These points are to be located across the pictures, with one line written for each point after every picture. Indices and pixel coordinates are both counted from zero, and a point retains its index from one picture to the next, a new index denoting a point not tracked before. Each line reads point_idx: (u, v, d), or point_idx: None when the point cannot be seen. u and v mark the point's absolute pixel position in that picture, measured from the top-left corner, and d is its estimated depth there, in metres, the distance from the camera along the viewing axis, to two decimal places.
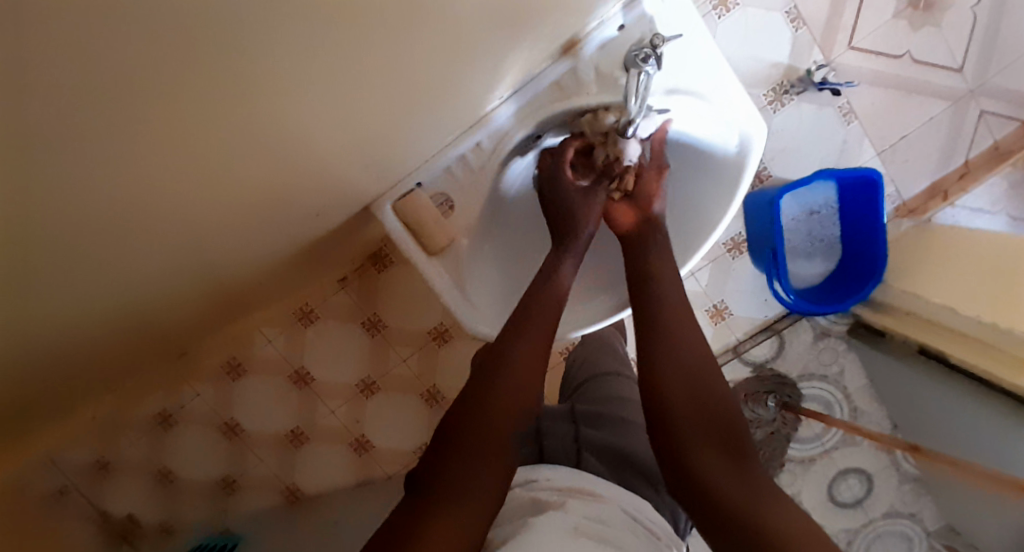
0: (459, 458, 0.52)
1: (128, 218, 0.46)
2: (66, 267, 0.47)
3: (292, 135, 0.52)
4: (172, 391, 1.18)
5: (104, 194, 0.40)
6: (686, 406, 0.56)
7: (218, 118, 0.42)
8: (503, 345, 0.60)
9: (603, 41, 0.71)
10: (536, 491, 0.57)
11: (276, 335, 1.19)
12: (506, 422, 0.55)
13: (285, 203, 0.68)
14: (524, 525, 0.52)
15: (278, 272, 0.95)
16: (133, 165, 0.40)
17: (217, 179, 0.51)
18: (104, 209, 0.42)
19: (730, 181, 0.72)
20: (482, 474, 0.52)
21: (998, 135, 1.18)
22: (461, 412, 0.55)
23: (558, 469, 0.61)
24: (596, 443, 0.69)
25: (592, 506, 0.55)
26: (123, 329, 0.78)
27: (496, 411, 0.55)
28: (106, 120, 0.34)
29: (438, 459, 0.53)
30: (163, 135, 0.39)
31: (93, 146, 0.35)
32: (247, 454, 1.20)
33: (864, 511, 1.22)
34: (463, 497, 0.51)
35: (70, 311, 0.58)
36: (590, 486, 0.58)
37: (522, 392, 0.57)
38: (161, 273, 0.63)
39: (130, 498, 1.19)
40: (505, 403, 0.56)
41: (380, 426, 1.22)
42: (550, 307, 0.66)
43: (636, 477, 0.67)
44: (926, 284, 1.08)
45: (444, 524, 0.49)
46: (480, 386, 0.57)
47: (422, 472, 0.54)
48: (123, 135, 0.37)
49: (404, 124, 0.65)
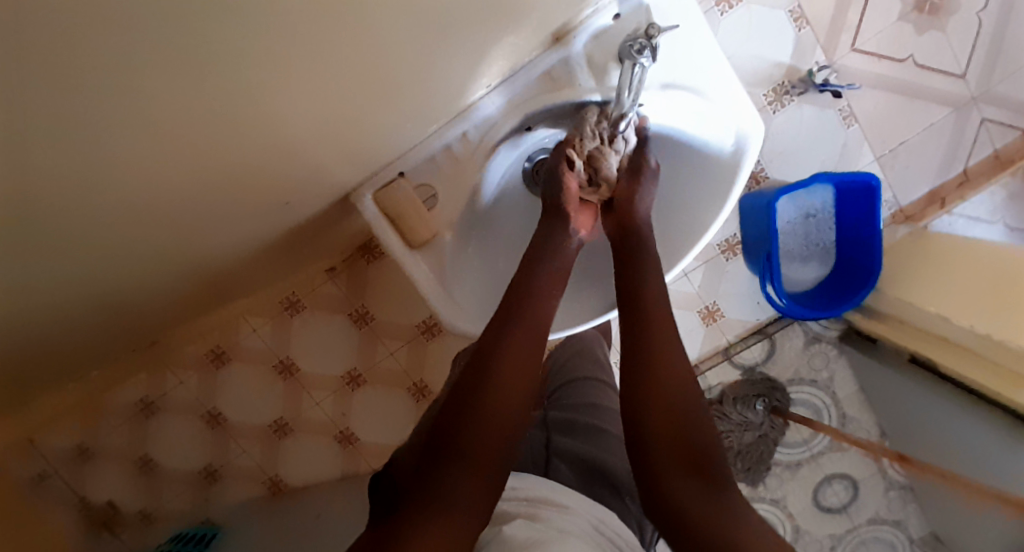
0: (450, 466, 0.51)
1: (100, 205, 0.45)
2: (29, 249, 0.45)
3: (274, 124, 0.50)
4: (155, 377, 1.16)
5: (77, 178, 0.39)
6: (661, 421, 0.54)
7: (194, 108, 0.40)
8: (492, 345, 0.58)
9: (596, 30, 0.67)
10: (504, 502, 0.56)
11: (262, 325, 1.17)
12: (501, 428, 0.53)
13: (268, 193, 0.66)
14: (491, 535, 0.51)
15: (263, 259, 0.92)
16: (104, 148, 0.38)
17: (197, 168, 0.49)
18: (72, 192, 0.41)
19: (723, 182, 0.70)
20: (470, 479, 0.51)
21: (999, 144, 1.17)
22: (447, 413, 0.54)
23: (530, 479, 0.61)
24: (569, 453, 0.72)
25: (559, 516, 0.54)
26: (99, 317, 0.76)
27: (491, 416, 0.53)
28: (70, 101, 0.32)
29: (429, 464, 0.51)
30: (138, 120, 0.38)
31: (61, 128, 0.34)
32: (230, 444, 1.19)
33: (849, 518, 1.21)
34: (453, 504, 0.49)
35: (41, 296, 0.56)
36: (559, 497, 0.58)
37: (514, 391, 0.55)
38: (138, 260, 0.62)
39: (110, 484, 1.16)
40: (494, 406, 0.54)
41: (366, 420, 1.20)
42: (539, 302, 0.64)
43: (605, 487, 0.68)
44: (922, 294, 1.05)
45: (434, 531, 0.47)
46: (471, 383, 0.55)
47: (411, 477, 0.52)
48: (92, 119, 0.35)
49: (393, 114, 0.63)
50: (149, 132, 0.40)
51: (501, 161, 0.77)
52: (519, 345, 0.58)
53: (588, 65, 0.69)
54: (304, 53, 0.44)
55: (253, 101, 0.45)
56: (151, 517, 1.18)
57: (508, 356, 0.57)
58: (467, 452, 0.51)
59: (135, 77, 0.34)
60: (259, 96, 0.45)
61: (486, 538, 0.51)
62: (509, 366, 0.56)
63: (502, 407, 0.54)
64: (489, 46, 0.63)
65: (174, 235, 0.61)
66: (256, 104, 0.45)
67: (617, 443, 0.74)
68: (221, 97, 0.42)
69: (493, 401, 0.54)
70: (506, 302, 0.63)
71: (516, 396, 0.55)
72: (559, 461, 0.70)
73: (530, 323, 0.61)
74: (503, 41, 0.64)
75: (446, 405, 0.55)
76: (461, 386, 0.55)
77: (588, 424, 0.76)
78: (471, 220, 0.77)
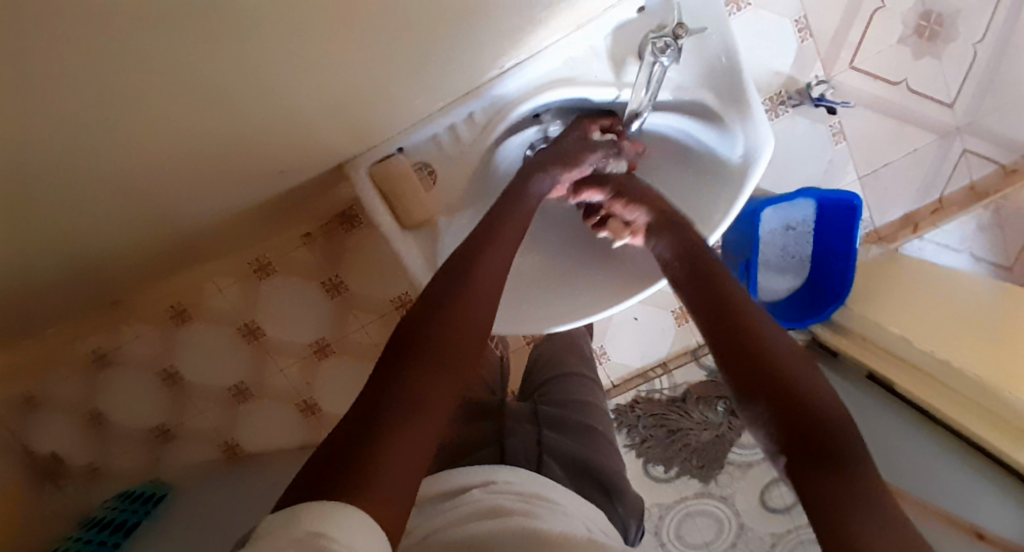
0: (419, 375, 0.47)
1: (80, 141, 0.42)
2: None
3: (264, 81, 0.48)
4: (110, 330, 1.11)
5: (50, 114, 0.37)
6: (773, 401, 0.49)
7: (177, 47, 0.38)
8: (451, 279, 0.57)
9: (621, 22, 0.66)
10: (496, 494, 0.55)
11: (228, 285, 1.12)
12: (465, 345, 0.52)
13: (256, 155, 0.63)
14: (489, 527, 0.49)
15: (241, 221, 0.89)
16: (77, 86, 0.36)
17: (185, 114, 0.46)
18: (47, 123, 0.38)
19: (730, 188, 0.68)
20: (439, 387, 0.47)
21: (976, 175, 1.20)
22: (411, 329, 0.51)
23: (515, 471, 0.60)
24: (558, 450, 0.70)
25: (551, 512, 0.54)
26: (61, 271, 0.71)
27: (455, 332, 0.52)
28: (37, 32, 0.30)
29: (394, 374, 0.47)
30: (128, 53, 0.35)
31: (43, 53, 0.31)
32: (186, 404, 1.15)
33: (792, 517, 1.18)
34: (421, 415, 0.45)
35: (6, 238, 0.52)
36: (547, 492, 0.58)
37: (479, 312, 0.55)
38: (110, 211, 0.58)
39: (57, 436, 1.11)
40: (461, 321, 0.53)
41: (329, 391, 1.18)
42: (509, 245, 0.63)
43: (593, 486, 0.67)
44: (881, 310, 1.09)
45: (403, 440, 0.43)
46: (435, 301, 0.54)
47: (373, 388, 0.47)
48: (64, 54, 0.32)
49: (396, 82, 0.60)
50: (133, 71, 0.37)
51: (516, 140, 0.77)
52: (484, 275, 0.58)
53: (607, 57, 0.68)
54: (300, 13, 0.42)
55: (252, 49, 0.42)
56: (99, 473, 1.13)
57: (463, 306, 0.54)
58: (420, 379, 0.47)
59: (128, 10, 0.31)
60: (261, 42, 0.42)
61: (479, 529, 0.49)
62: (465, 319, 0.53)
63: (466, 323, 0.53)
64: (508, 23, 0.60)
65: (155, 185, 0.57)
66: (255, 51, 0.43)
67: (600, 444, 0.76)
68: (222, 41, 0.40)
69: (458, 316, 0.53)
70: (482, 227, 0.64)
71: (478, 318, 0.54)
72: (551, 459, 0.68)
73: (495, 250, 0.61)
74: (522, 22, 0.61)
75: (412, 322, 0.52)
76: (421, 310, 0.53)
77: (575, 421, 0.77)
78: (480, 184, 0.77)
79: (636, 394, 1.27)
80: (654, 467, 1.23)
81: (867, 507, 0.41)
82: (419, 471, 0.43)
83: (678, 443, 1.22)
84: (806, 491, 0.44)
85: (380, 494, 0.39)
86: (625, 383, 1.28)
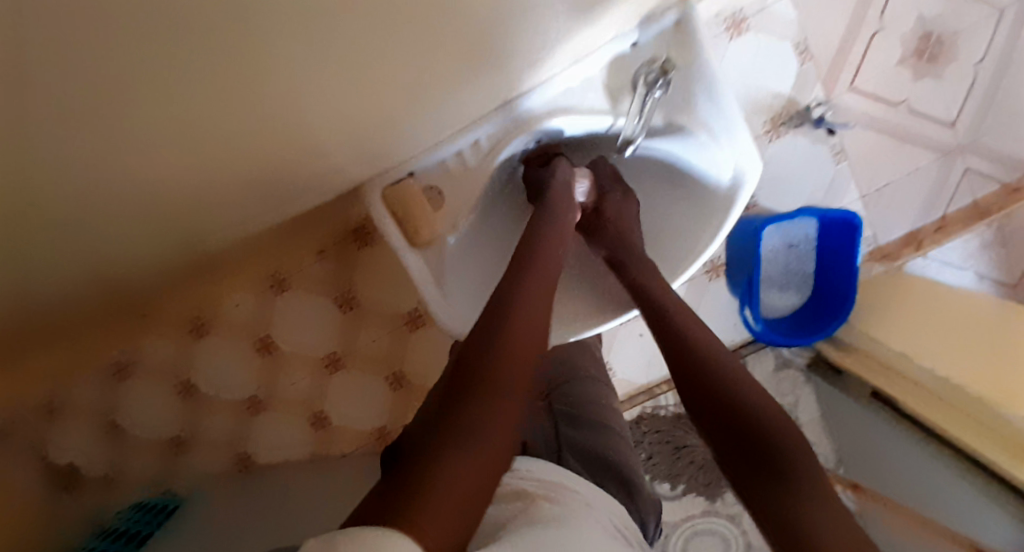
0: (472, 400, 0.44)
1: (110, 157, 0.45)
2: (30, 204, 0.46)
3: (278, 108, 0.51)
4: (131, 342, 1.14)
5: (79, 134, 0.41)
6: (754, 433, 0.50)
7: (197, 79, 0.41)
8: (500, 300, 0.56)
9: (617, 54, 0.71)
10: (519, 480, 0.56)
11: (244, 299, 1.15)
12: (522, 369, 0.49)
13: (272, 174, 0.67)
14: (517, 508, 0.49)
15: (258, 238, 0.93)
16: (104, 109, 0.39)
17: (207, 134, 0.50)
18: (80, 140, 0.41)
19: (718, 211, 0.72)
20: (492, 412, 0.44)
21: (978, 194, 1.23)
22: (466, 354, 0.49)
23: (536, 464, 0.61)
24: (575, 444, 0.74)
25: (574, 502, 0.54)
26: (84, 282, 0.75)
27: (512, 356, 0.49)
28: (69, 65, 0.33)
29: (449, 400, 0.45)
30: (157, 78, 0.39)
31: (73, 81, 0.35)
32: (202, 414, 1.18)
33: None
34: (472, 440, 0.42)
35: (40, 251, 0.56)
36: (568, 483, 0.58)
37: (533, 336, 0.53)
38: (134, 225, 0.62)
39: (77, 445, 1.14)
40: (514, 343, 0.51)
41: (338, 403, 1.22)
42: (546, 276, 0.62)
43: (610, 478, 0.70)
44: (884, 325, 1.12)
45: (455, 465, 0.39)
46: (486, 326, 0.52)
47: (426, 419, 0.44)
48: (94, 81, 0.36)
49: (405, 107, 0.64)
50: (163, 94, 0.41)
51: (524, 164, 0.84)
52: (533, 304, 0.57)
53: (602, 88, 0.72)
54: (311, 50, 0.45)
55: (266, 79, 0.46)
56: (114, 482, 1.17)
57: (512, 327, 0.52)
58: (478, 408, 0.44)
59: (156, 38, 0.35)
60: (275, 74, 0.46)
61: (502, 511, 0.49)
62: (511, 340, 0.51)
63: (522, 349, 0.51)
64: (512, 52, 0.64)
65: (175, 199, 0.60)
66: (269, 82, 0.47)
67: (616, 439, 0.78)
68: (237, 71, 0.43)
69: (512, 340, 0.51)
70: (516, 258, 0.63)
71: (534, 346, 0.52)
72: (568, 454, 0.72)
73: (537, 278, 0.60)
74: (527, 49, 0.64)
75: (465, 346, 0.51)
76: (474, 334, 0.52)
77: (590, 418, 0.80)
78: (486, 205, 0.81)
79: (641, 411, 1.27)
80: (659, 485, 1.24)
81: (847, 525, 0.41)
82: (477, 501, 0.39)
83: (682, 459, 1.24)
84: (788, 504, 0.44)
85: (430, 518, 0.35)
86: (631, 398, 1.27)
